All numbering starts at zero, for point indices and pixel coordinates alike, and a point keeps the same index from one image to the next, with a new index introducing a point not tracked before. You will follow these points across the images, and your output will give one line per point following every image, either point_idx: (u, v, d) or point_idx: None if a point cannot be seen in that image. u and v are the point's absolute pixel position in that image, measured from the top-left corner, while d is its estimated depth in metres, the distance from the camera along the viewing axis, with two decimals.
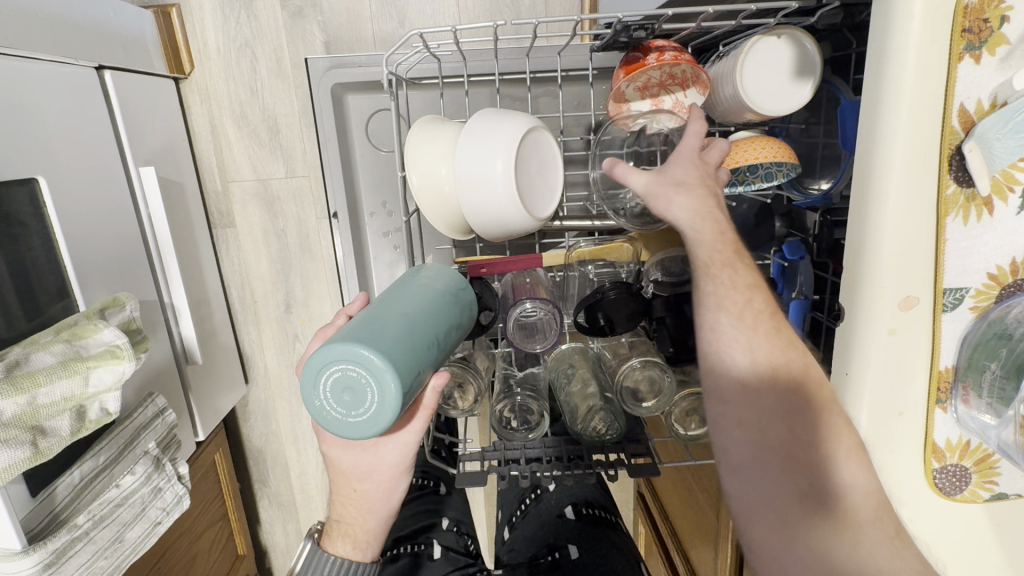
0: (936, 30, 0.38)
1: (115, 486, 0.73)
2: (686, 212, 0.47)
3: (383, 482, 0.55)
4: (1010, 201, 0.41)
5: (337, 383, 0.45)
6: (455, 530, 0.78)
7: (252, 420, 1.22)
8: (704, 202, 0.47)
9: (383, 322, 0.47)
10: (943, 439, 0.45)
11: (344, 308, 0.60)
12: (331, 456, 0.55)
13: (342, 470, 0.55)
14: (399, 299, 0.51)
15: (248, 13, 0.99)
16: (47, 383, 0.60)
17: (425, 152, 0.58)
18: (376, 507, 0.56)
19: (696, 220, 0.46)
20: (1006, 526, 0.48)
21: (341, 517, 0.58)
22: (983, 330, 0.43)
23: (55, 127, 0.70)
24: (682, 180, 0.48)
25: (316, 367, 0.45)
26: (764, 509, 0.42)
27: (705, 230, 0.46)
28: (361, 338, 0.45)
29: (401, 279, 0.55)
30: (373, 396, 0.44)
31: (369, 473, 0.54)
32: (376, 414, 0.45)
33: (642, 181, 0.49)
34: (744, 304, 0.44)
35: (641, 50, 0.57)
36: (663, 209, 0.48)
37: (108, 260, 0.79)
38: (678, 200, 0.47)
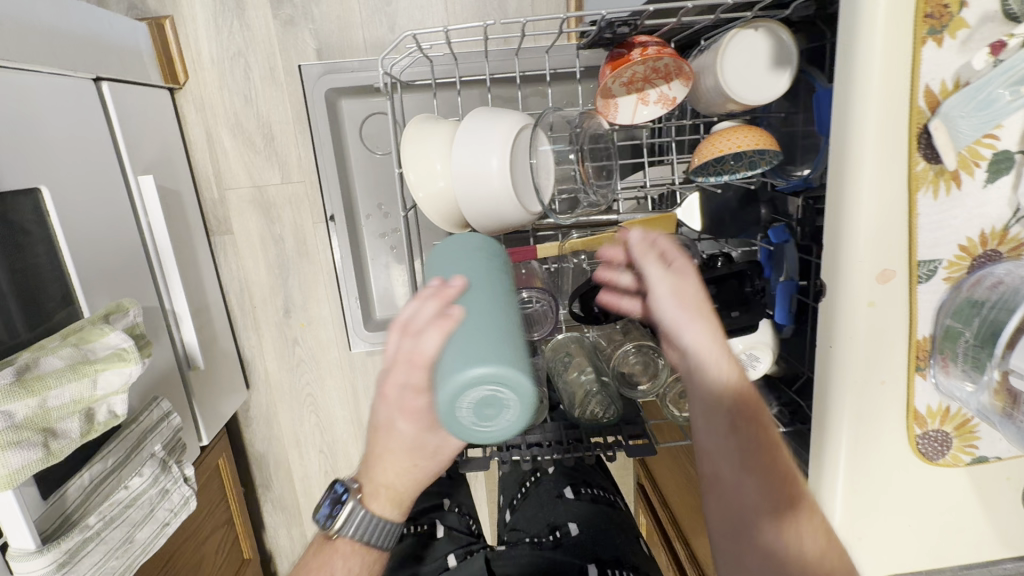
0: (899, 17, 0.40)
1: (124, 488, 0.74)
2: (696, 337, 0.46)
3: (440, 458, 0.46)
4: (977, 174, 0.43)
5: (483, 398, 0.42)
6: (457, 511, 0.80)
7: (254, 425, 1.24)
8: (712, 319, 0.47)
9: (508, 334, 0.46)
10: (923, 406, 0.47)
11: (437, 283, 0.44)
12: (404, 429, 0.44)
13: (397, 443, 0.44)
14: (502, 301, 0.50)
15: (240, 22, 1.01)
16: (56, 385, 0.62)
17: (420, 151, 0.60)
18: (423, 478, 0.47)
19: (704, 343, 0.46)
20: (985, 487, 0.50)
21: (383, 478, 0.47)
22: (957, 299, 0.45)
23: (54, 136, 0.72)
24: (700, 297, 0.47)
25: (471, 379, 0.41)
26: None
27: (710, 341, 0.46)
28: (519, 364, 0.43)
29: (479, 268, 0.53)
30: (512, 418, 0.43)
31: (432, 453, 0.45)
32: (508, 435, 0.43)
33: (657, 274, 0.48)
34: (744, 454, 0.43)
35: (626, 47, 0.59)
36: (677, 322, 0.47)
37: (111, 267, 0.80)
38: (689, 318, 0.46)
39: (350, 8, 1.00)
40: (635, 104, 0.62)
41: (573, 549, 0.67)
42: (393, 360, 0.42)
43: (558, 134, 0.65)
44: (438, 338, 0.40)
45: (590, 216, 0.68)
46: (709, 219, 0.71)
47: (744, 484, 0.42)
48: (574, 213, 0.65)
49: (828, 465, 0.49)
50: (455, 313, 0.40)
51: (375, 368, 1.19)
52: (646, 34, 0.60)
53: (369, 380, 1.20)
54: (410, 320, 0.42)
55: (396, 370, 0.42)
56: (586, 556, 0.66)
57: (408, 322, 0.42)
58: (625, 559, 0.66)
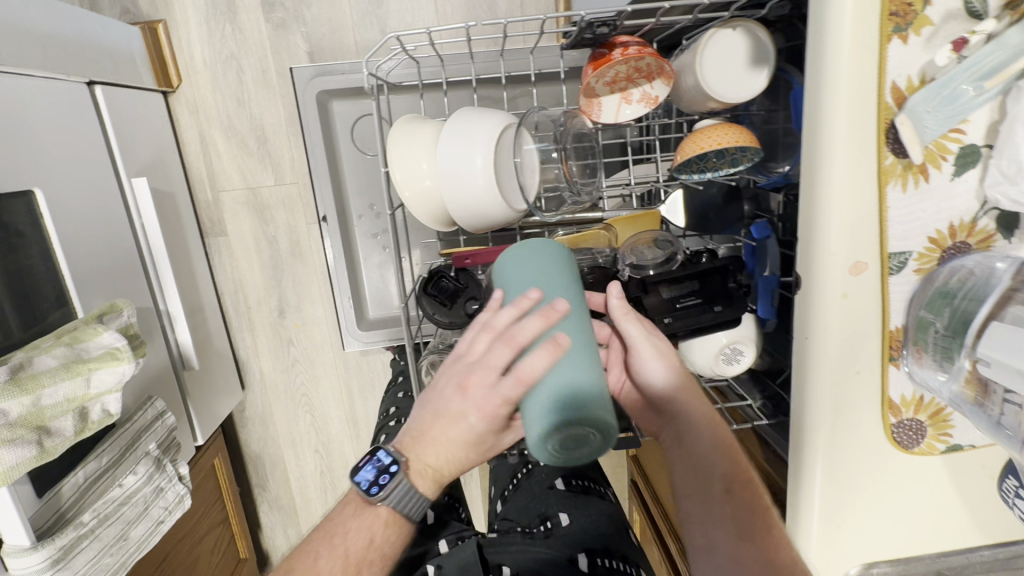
0: (865, 15, 0.41)
1: (118, 486, 0.75)
2: (663, 377, 0.52)
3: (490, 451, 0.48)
4: (944, 167, 0.44)
5: (572, 432, 0.44)
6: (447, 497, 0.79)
7: (249, 425, 1.24)
8: (677, 365, 0.53)
9: (596, 364, 0.47)
10: (898, 395, 0.48)
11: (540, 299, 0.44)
12: (475, 424, 0.44)
13: (459, 437, 0.45)
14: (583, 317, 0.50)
15: (233, 26, 1.02)
16: (50, 384, 0.63)
17: (406, 151, 0.61)
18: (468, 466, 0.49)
19: (674, 386, 0.52)
20: (961, 475, 0.51)
21: (434, 459, 0.46)
22: (928, 290, 0.46)
23: (48, 140, 0.73)
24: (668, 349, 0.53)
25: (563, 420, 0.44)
26: None
27: (676, 391, 0.52)
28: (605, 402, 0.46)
29: (560, 269, 0.52)
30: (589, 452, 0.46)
31: (487, 447, 0.47)
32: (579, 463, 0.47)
33: (632, 333, 0.52)
34: (717, 483, 0.48)
35: (608, 46, 0.60)
36: (649, 369, 0.53)
37: (106, 268, 0.81)
38: (657, 363, 0.52)
39: (341, 11, 1.01)
40: (618, 103, 0.63)
41: (565, 540, 0.68)
42: (488, 364, 0.42)
43: (542, 133, 0.65)
44: (546, 360, 0.41)
45: (574, 213, 0.70)
46: (693, 216, 0.72)
47: (739, 546, 0.46)
48: (558, 211, 0.67)
49: (806, 456, 0.50)
50: (563, 341, 0.42)
51: (369, 368, 1.20)
52: (627, 34, 0.61)
53: (363, 380, 1.21)
54: (513, 331, 0.42)
55: (486, 374, 0.43)
56: (577, 547, 0.67)
57: (513, 334, 0.42)
58: (614, 549, 0.67)
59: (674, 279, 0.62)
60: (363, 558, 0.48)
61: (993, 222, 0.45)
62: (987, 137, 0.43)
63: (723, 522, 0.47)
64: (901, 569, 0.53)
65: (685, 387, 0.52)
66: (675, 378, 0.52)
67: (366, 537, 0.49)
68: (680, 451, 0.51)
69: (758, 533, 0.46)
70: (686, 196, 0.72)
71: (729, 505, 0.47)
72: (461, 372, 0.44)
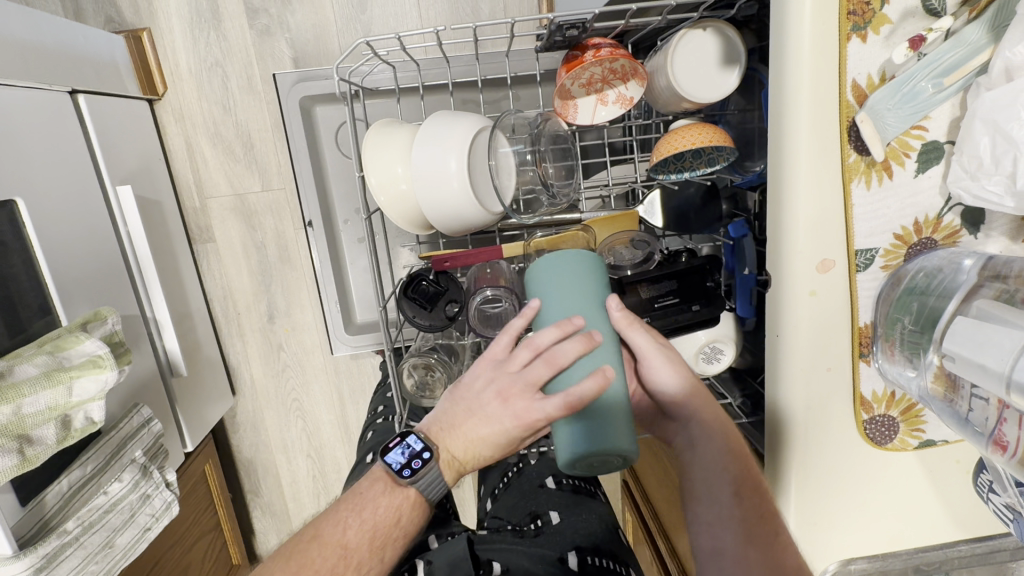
0: (825, 14, 0.41)
1: (103, 493, 0.75)
2: (669, 379, 0.52)
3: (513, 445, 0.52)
4: (907, 164, 0.44)
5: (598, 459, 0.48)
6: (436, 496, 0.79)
7: (241, 431, 1.24)
8: (685, 367, 0.52)
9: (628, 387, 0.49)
10: (869, 391, 0.49)
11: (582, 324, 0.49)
12: (510, 430, 0.49)
13: (489, 436, 0.49)
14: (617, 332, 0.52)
15: (217, 33, 1.03)
16: (30, 393, 0.63)
17: (381, 156, 0.61)
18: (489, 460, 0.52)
19: (683, 392, 0.52)
20: (937, 470, 0.51)
21: (459, 451, 0.50)
22: (897, 287, 0.47)
23: (30, 149, 0.73)
24: (671, 351, 0.53)
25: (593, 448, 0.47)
26: None
27: (684, 395, 0.52)
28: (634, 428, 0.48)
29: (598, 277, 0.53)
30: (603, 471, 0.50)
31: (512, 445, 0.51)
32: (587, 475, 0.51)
33: (641, 342, 0.51)
34: (720, 475, 0.49)
35: (580, 49, 0.60)
36: (656, 374, 0.52)
37: (91, 277, 0.81)
38: (666, 369, 0.52)
39: (324, 16, 1.02)
40: (594, 105, 0.63)
41: (555, 537, 0.67)
42: (529, 380, 0.48)
43: (519, 135, 0.65)
44: (593, 388, 0.45)
45: (552, 214, 0.69)
46: (672, 216, 0.71)
47: (747, 548, 0.46)
48: (534, 214, 0.66)
49: (782, 454, 0.50)
50: (610, 373, 0.46)
51: (359, 372, 1.20)
52: (600, 37, 0.61)
53: (353, 384, 1.21)
54: (555, 353, 0.47)
55: (527, 389, 0.48)
56: (567, 545, 0.66)
57: (555, 356, 0.47)
58: (604, 547, 0.67)
59: (652, 279, 0.63)
60: (389, 536, 0.49)
61: (958, 217, 0.45)
62: (949, 133, 0.44)
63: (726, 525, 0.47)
64: (879, 565, 0.53)
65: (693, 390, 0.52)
66: (683, 382, 0.52)
67: (391, 516, 0.50)
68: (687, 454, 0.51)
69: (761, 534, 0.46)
70: (664, 196, 0.72)
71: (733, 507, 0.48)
72: (501, 384, 0.49)
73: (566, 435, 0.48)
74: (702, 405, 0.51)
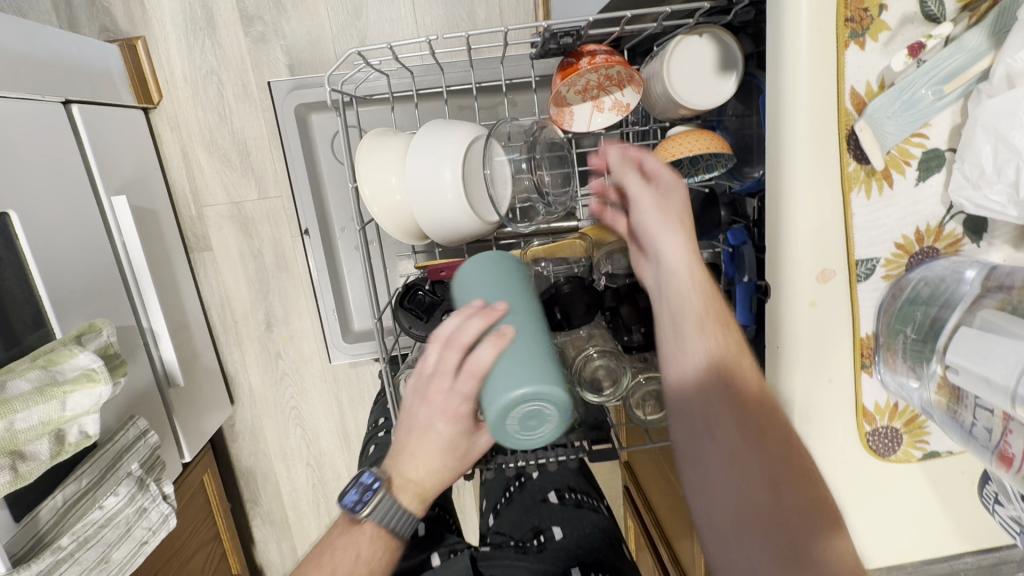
0: (823, 20, 0.40)
1: (99, 508, 0.75)
2: (670, 243, 0.54)
3: (458, 454, 0.50)
4: (908, 173, 0.43)
5: (527, 412, 0.47)
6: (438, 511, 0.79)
7: (240, 440, 1.24)
8: (689, 244, 0.54)
9: (539, 344, 0.50)
10: (872, 403, 0.48)
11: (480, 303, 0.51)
12: (442, 428, 0.48)
13: (420, 439, 0.48)
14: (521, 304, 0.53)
15: (211, 41, 1.02)
16: (23, 409, 0.62)
17: (375, 165, 0.61)
18: (444, 481, 0.51)
19: (682, 252, 0.54)
20: (941, 482, 0.50)
21: (413, 473, 0.49)
22: (898, 298, 0.46)
23: (23, 161, 0.73)
24: (677, 209, 0.55)
25: (517, 399, 0.46)
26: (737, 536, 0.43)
27: (682, 287, 0.53)
28: (553, 377, 0.48)
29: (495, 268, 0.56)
30: (548, 430, 0.49)
31: (454, 452, 0.49)
32: (541, 444, 0.49)
33: (636, 185, 0.56)
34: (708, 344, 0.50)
35: (574, 55, 0.59)
36: (659, 235, 0.55)
37: (85, 289, 0.81)
38: (669, 228, 0.54)
39: (319, 23, 1.01)
40: (590, 112, 0.63)
41: (558, 553, 0.67)
42: (440, 369, 0.47)
43: (516, 143, 0.63)
44: (492, 351, 0.46)
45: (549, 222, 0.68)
46: None
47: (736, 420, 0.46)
48: (531, 222, 0.65)
49: None
50: (508, 332, 0.48)
51: (358, 380, 1.20)
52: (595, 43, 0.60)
53: (352, 391, 1.20)
54: (456, 335, 0.48)
55: (442, 381, 0.47)
56: (570, 561, 0.65)
57: (454, 336, 0.48)
58: (607, 563, 0.66)
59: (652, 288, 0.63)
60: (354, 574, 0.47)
61: (960, 225, 0.45)
62: (950, 140, 0.43)
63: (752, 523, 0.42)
64: None
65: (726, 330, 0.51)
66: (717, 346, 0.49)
67: (354, 554, 0.48)
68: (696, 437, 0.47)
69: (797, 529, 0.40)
70: None
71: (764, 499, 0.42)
72: (421, 386, 0.49)
73: (491, 398, 0.47)
74: (690, 279, 0.53)
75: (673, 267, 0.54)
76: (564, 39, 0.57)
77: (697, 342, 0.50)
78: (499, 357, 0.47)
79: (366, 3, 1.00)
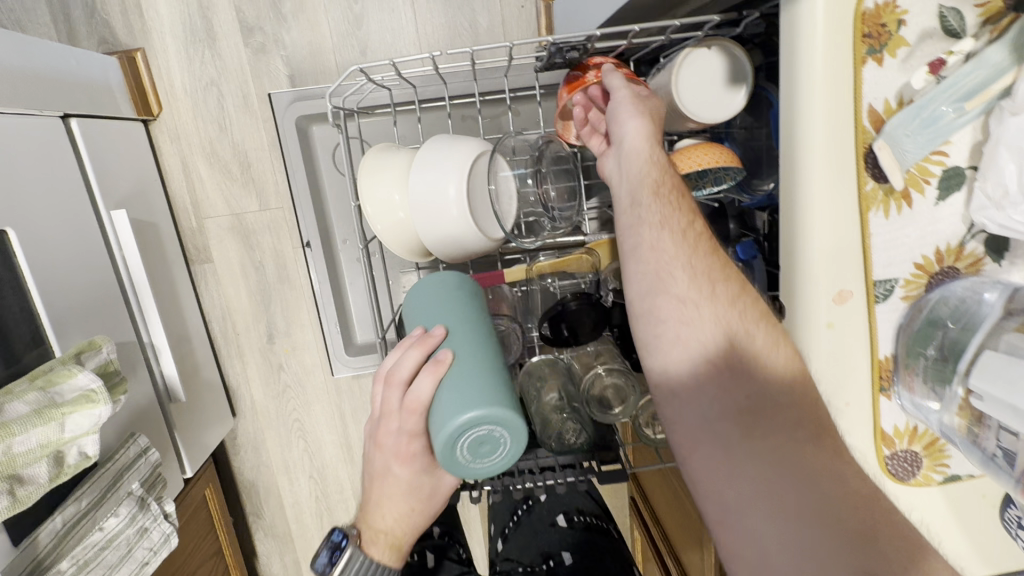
0: (841, 35, 0.39)
1: (99, 529, 0.74)
2: (635, 132, 0.51)
3: (421, 493, 0.54)
4: (927, 192, 0.43)
5: (477, 439, 0.46)
6: (448, 539, 0.83)
7: (242, 453, 1.23)
8: (656, 137, 0.51)
9: (486, 363, 0.49)
10: (891, 426, 0.47)
11: (422, 332, 0.52)
12: (397, 470, 0.52)
13: (383, 482, 0.53)
14: (470, 323, 0.53)
15: (211, 52, 1.01)
16: (21, 432, 0.61)
17: (378, 182, 0.60)
18: (415, 524, 0.56)
19: (647, 141, 0.50)
20: (963, 507, 0.49)
21: (382, 520, 0.55)
22: (916, 319, 0.45)
23: (22, 177, 0.72)
24: (646, 107, 0.52)
25: (463, 425, 0.45)
26: (728, 495, 0.39)
27: (642, 182, 0.49)
28: (502, 398, 0.46)
29: (446, 292, 0.56)
30: (505, 452, 0.47)
31: (415, 492, 0.54)
32: (503, 468, 0.48)
33: (615, 83, 0.53)
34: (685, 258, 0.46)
35: (580, 69, 0.59)
36: (623, 122, 0.51)
37: (85, 305, 0.80)
38: (632, 119, 0.51)
39: (320, 33, 1.00)
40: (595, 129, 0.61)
41: None
42: (386, 410, 0.50)
43: (520, 158, 0.63)
44: (429, 382, 0.48)
45: (556, 237, 0.67)
46: None
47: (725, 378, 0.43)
48: (536, 237, 0.65)
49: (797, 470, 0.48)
50: (445, 358, 0.48)
51: (361, 392, 1.18)
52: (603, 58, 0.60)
53: (355, 403, 1.19)
54: (396, 372, 0.50)
55: (389, 424, 0.51)
56: None
57: (395, 372, 0.50)
58: None
59: None
60: None
61: (981, 245, 0.44)
62: (971, 158, 0.42)
63: (767, 492, 0.38)
64: None
65: (688, 237, 0.47)
66: (697, 280, 0.46)
67: None
68: (680, 405, 0.44)
69: (820, 493, 0.37)
70: None
71: (774, 463, 0.39)
72: (375, 432, 0.53)
73: (438, 423, 0.46)
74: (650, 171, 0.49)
75: (634, 160, 0.50)
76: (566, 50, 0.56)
77: (673, 269, 0.46)
78: (440, 386, 0.48)
79: (367, 13, 0.99)
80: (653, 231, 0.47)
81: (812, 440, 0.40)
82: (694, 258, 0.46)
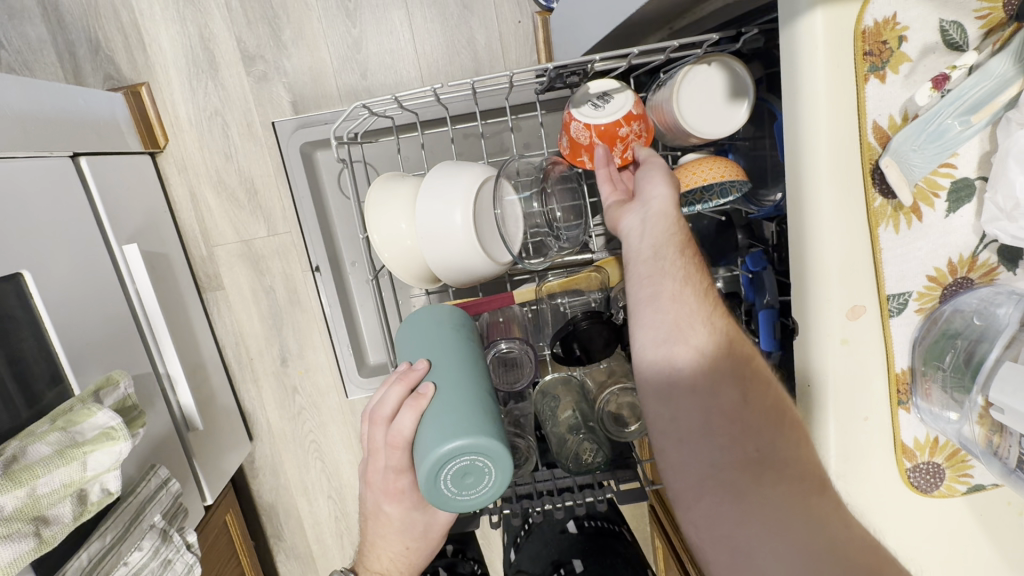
0: (840, 55, 0.39)
1: (124, 564, 0.74)
2: (665, 194, 0.50)
3: (416, 526, 0.55)
4: (937, 205, 0.43)
5: (460, 470, 0.46)
6: (461, 555, 0.82)
7: (260, 476, 1.23)
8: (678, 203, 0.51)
9: (468, 394, 0.49)
10: (911, 439, 0.46)
11: (406, 366, 0.53)
12: (389, 507, 0.54)
13: (378, 518, 0.55)
14: (452, 356, 0.52)
15: (214, 83, 1.03)
16: (45, 473, 0.62)
17: (384, 212, 0.60)
18: (413, 560, 0.57)
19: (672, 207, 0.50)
20: (992, 516, 0.48)
21: (380, 555, 0.57)
22: (932, 331, 0.45)
23: (36, 219, 0.73)
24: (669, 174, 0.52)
25: (444, 457, 0.45)
26: (739, 547, 0.40)
27: (668, 243, 0.48)
28: (486, 427, 0.46)
29: (428, 328, 0.56)
30: (492, 482, 0.47)
31: (409, 526, 0.55)
32: (492, 497, 0.48)
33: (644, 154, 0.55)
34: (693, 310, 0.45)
35: (606, 143, 0.55)
36: (653, 188, 0.51)
37: (101, 341, 0.80)
38: (661, 187, 0.51)
39: (321, 59, 1.01)
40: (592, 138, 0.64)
41: None
42: (373, 447, 0.52)
43: (525, 179, 0.63)
44: (411, 416, 0.48)
45: (563, 257, 0.66)
46: None
47: (726, 428, 0.42)
48: (544, 258, 0.64)
49: None
50: (427, 391, 0.49)
51: None
52: (623, 111, 0.55)
53: None
54: (379, 408, 0.51)
55: (376, 460, 0.52)
56: None
57: (381, 409, 0.50)
58: None
59: None
60: None
61: (994, 255, 0.44)
62: (980, 168, 0.42)
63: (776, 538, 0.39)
64: None
65: (708, 295, 0.47)
66: (715, 334, 0.45)
67: None
68: (684, 450, 0.43)
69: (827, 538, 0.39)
70: None
71: (784, 510, 0.40)
72: (366, 466, 0.54)
73: (419, 458, 0.47)
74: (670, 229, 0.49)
75: (659, 222, 0.49)
76: (601, 103, 0.56)
77: (693, 320, 0.45)
78: (421, 420, 0.49)
79: (366, 36, 1.00)
80: (673, 284, 0.46)
81: (817, 492, 0.41)
82: (715, 317, 0.46)
